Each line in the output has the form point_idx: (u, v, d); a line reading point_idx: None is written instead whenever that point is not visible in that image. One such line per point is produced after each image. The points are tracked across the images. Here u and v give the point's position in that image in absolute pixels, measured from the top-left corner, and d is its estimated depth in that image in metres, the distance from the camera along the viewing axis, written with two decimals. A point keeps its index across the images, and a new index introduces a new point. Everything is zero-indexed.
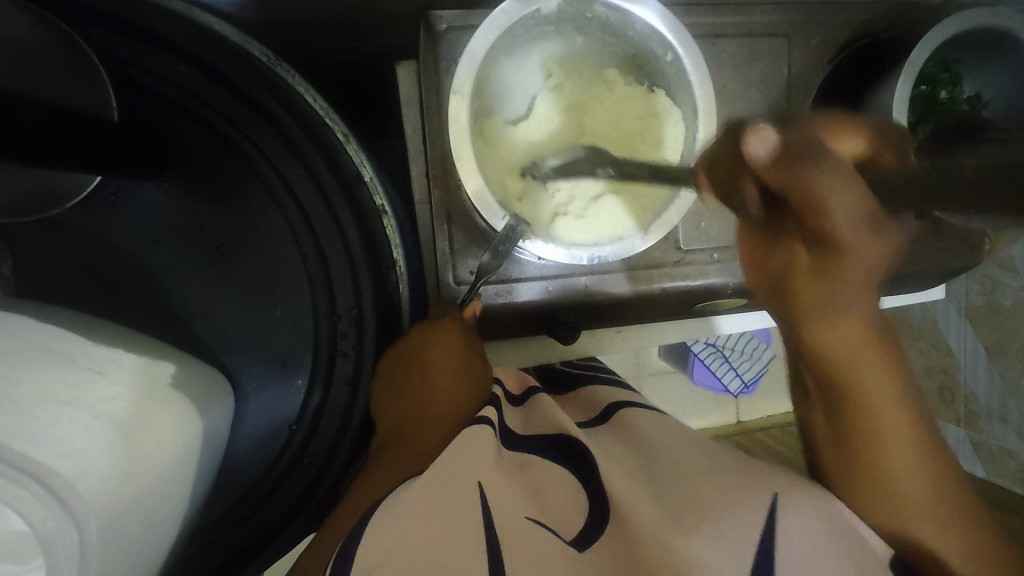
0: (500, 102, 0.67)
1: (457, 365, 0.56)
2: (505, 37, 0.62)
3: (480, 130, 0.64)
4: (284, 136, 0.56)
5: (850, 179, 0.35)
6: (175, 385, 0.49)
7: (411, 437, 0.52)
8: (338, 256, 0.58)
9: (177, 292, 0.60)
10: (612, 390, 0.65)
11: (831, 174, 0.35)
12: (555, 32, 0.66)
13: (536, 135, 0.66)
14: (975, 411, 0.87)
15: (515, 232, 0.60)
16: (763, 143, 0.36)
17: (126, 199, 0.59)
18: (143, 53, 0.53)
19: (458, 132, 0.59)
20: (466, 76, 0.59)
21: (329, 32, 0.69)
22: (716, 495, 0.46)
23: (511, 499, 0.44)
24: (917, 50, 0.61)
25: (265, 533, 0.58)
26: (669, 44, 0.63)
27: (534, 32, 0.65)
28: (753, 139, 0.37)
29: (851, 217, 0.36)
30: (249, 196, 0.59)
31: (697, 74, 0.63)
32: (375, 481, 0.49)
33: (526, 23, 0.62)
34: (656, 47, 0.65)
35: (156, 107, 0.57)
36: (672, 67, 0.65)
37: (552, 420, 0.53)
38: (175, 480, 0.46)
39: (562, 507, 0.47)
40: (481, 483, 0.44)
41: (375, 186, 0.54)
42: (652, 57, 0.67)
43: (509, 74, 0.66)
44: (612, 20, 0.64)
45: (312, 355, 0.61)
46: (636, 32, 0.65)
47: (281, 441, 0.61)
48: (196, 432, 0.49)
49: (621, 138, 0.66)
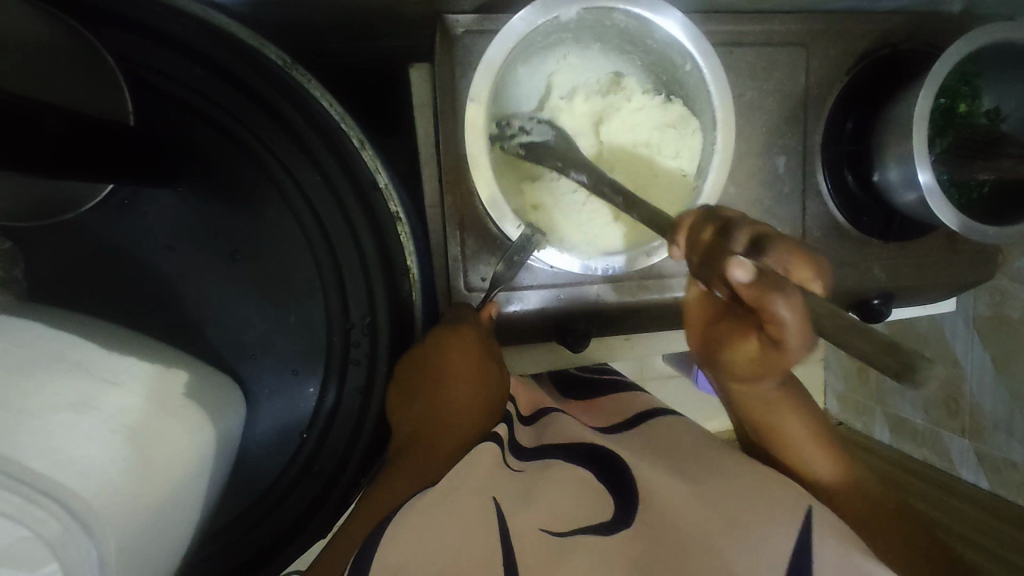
0: (513, 108, 0.66)
1: (467, 370, 0.55)
2: (521, 46, 0.61)
3: (496, 136, 0.64)
4: (299, 141, 0.55)
5: (795, 297, 0.40)
6: (187, 395, 0.48)
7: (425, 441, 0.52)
8: (352, 260, 0.57)
9: (187, 298, 0.59)
10: (637, 403, 0.65)
11: (790, 301, 0.40)
12: (573, 39, 0.65)
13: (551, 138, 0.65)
14: (984, 424, 0.85)
15: (529, 242, 0.60)
16: (742, 272, 0.42)
17: (139, 205, 0.58)
18: (161, 58, 0.53)
19: (475, 140, 0.59)
20: (482, 84, 0.58)
21: (342, 34, 0.68)
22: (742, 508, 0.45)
23: (534, 506, 0.44)
24: (938, 64, 0.61)
25: (275, 540, 0.57)
26: (689, 54, 0.62)
27: (514, 125, 0.63)
28: (730, 268, 0.42)
29: (796, 336, 0.42)
30: (262, 202, 0.58)
31: (715, 84, 0.62)
32: (391, 486, 0.49)
33: (543, 30, 0.61)
34: (675, 56, 0.64)
35: (171, 110, 0.56)
36: (691, 77, 0.65)
37: (570, 433, 0.54)
38: (187, 489, 0.46)
39: (586, 498, 0.46)
40: (494, 498, 0.45)
41: (389, 193, 0.54)
42: (672, 66, 0.66)
43: (525, 80, 0.66)
44: (630, 28, 0.64)
45: (323, 361, 0.60)
46: (655, 40, 0.64)
47: (291, 448, 0.60)
48: (208, 441, 0.49)
49: (633, 149, 0.65)
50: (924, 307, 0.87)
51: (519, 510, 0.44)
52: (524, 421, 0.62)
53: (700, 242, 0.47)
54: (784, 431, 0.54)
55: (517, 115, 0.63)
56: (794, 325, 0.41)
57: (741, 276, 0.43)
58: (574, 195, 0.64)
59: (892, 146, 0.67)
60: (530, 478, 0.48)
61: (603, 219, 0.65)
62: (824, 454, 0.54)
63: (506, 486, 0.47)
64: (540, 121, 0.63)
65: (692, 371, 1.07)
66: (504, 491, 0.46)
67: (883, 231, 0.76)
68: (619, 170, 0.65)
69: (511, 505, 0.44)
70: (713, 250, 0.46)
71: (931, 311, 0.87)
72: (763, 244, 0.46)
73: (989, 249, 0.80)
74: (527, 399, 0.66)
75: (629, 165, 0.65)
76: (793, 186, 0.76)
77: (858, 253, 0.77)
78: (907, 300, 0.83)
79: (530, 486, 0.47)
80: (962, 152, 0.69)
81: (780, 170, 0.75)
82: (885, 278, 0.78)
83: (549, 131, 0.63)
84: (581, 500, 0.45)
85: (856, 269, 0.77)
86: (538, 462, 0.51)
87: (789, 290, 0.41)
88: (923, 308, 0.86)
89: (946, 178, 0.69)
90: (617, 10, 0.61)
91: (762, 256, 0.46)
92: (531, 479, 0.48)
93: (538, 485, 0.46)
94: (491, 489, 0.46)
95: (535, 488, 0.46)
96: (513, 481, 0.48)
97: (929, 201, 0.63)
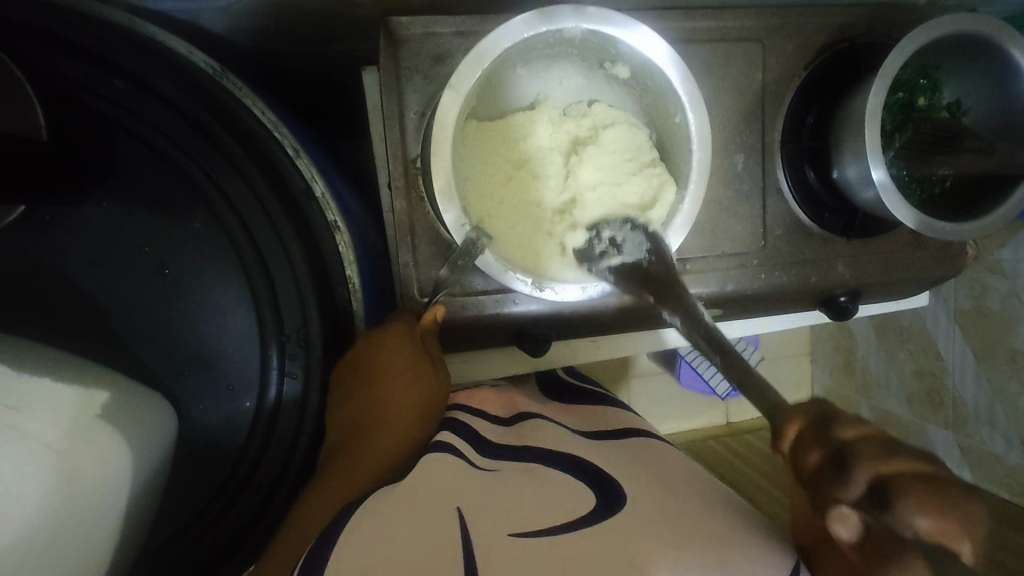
0: (502, 109, 0.63)
1: (405, 368, 0.55)
2: (524, 46, 0.58)
3: (471, 129, 0.60)
4: (228, 158, 0.55)
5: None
6: (108, 416, 0.48)
7: (366, 443, 0.53)
8: (284, 274, 0.57)
9: (117, 312, 0.57)
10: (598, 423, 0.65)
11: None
12: (578, 56, 0.62)
13: (524, 148, 0.61)
14: (965, 414, 0.91)
15: (475, 246, 0.56)
16: (847, 529, 0.35)
17: (61, 220, 0.55)
18: (79, 70, 0.51)
19: (448, 128, 0.54)
20: (468, 74, 0.55)
21: (286, 39, 0.67)
22: (690, 531, 0.45)
23: (498, 515, 0.44)
24: (890, 57, 0.59)
25: (209, 561, 0.56)
26: (680, 105, 0.59)
27: (603, 236, 0.58)
28: (831, 522, 0.35)
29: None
30: (194, 219, 0.57)
31: (698, 141, 0.58)
32: (328, 491, 0.50)
33: (547, 40, 0.58)
34: (670, 105, 0.61)
35: (93, 126, 0.54)
36: (680, 129, 0.61)
37: (529, 450, 0.55)
38: (101, 516, 0.45)
39: (551, 506, 0.46)
40: (459, 507, 0.45)
41: (326, 202, 0.55)
42: (666, 114, 0.62)
43: (521, 80, 0.63)
44: (635, 64, 0.60)
45: (260, 376, 0.59)
46: (654, 83, 0.61)
47: (228, 464, 0.59)
48: (128, 465, 0.48)
49: (616, 202, 0.59)
50: (898, 302, 0.87)
51: (485, 512, 0.44)
52: (505, 421, 0.62)
53: (804, 465, 0.37)
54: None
55: (609, 222, 0.59)
56: None
57: (846, 533, 0.35)
58: (533, 204, 0.60)
59: (848, 143, 0.66)
60: (483, 485, 0.48)
61: (561, 242, 0.59)
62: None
63: (469, 490, 0.47)
64: (633, 230, 0.58)
65: (674, 369, 1.06)
66: (467, 495, 0.46)
67: (846, 228, 0.75)
68: (590, 199, 0.59)
69: (477, 511, 0.44)
70: (815, 443, 0.37)
71: (903, 305, 0.88)
72: (885, 491, 0.34)
73: (956, 245, 0.79)
74: (507, 403, 0.67)
75: (605, 210, 0.59)
76: (753, 184, 0.74)
77: (824, 250, 0.76)
78: (878, 296, 0.82)
79: (495, 494, 0.47)
80: (921, 149, 0.68)
81: (739, 168, 0.74)
82: (850, 276, 0.77)
83: (642, 241, 0.57)
84: (549, 504, 0.46)
85: (818, 266, 0.76)
86: (514, 467, 0.52)
87: (903, 560, 0.33)
88: (896, 303, 0.86)
89: (906, 174, 0.68)
90: (623, 42, 0.58)
91: (883, 507, 0.33)
92: (496, 483, 0.49)
93: (507, 492, 0.47)
94: (454, 497, 0.46)
95: (508, 491, 0.47)
96: (474, 482, 0.48)
97: (889, 201, 0.62)
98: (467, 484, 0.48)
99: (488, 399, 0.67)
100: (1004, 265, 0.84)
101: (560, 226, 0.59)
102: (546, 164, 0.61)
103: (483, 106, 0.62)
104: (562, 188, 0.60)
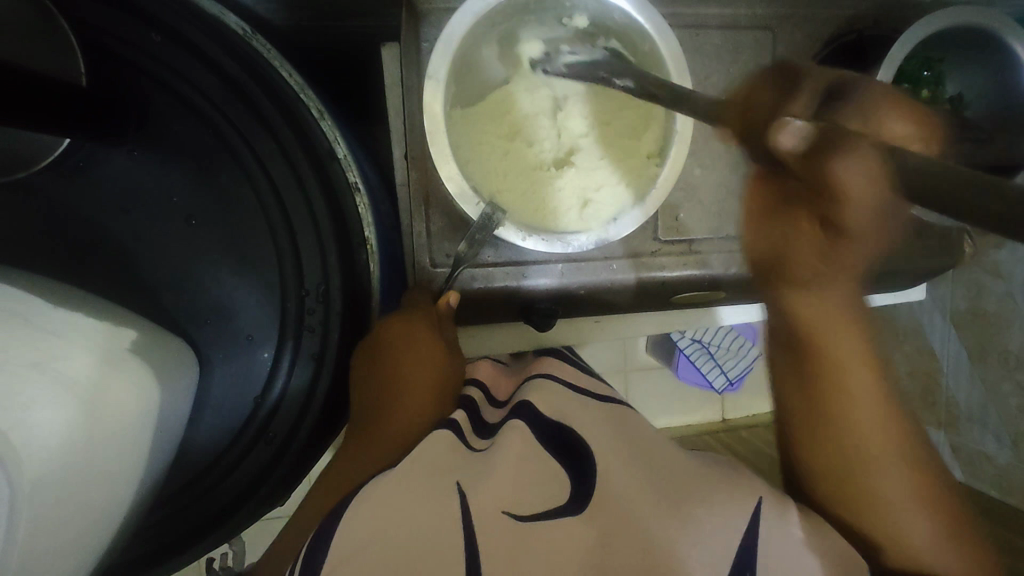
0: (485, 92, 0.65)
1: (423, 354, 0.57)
2: (483, 25, 0.59)
3: (487, 108, 0.63)
4: (255, 110, 0.56)
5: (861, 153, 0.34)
6: (138, 350, 0.51)
7: (387, 417, 0.55)
8: (306, 228, 0.59)
9: (144, 256, 0.60)
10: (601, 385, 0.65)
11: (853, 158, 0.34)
12: (534, 20, 0.62)
13: (516, 120, 0.63)
14: (957, 415, 0.93)
15: (491, 222, 0.57)
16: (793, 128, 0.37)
17: (94, 167, 0.59)
18: (116, 20, 0.53)
19: None
20: (441, 61, 0.56)
21: (309, 12, 0.69)
22: (690, 493, 0.47)
23: (492, 485, 0.45)
24: (896, 44, 0.61)
25: (219, 511, 0.58)
26: (646, 34, 0.59)
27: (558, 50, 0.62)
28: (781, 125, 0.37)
29: (863, 193, 0.34)
30: (221, 170, 0.60)
31: (672, 65, 0.58)
32: (352, 465, 0.53)
33: (506, 10, 0.59)
34: (635, 37, 0.61)
35: (123, 75, 0.56)
36: (648, 58, 0.61)
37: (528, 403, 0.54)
38: (135, 440, 0.48)
39: (538, 482, 0.47)
40: (457, 481, 0.46)
41: (347, 162, 0.55)
42: (634, 47, 0.62)
43: (482, 59, 0.62)
44: (591, 10, 0.61)
45: (278, 329, 0.61)
46: (613, 22, 0.61)
47: (245, 413, 0.61)
48: (157, 399, 0.51)
49: (611, 139, 0.64)
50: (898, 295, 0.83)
51: (481, 482, 0.46)
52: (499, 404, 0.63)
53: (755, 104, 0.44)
54: (850, 432, 0.51)
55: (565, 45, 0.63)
56: (853, 182, 0.34)
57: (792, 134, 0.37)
58: (539, 170, 0.63)
59: None
60: (476, 461, 0.49)
61: (574, 205, 0.62)
62: (915, 481, 0.50)
63: (463, 465, 0.48)
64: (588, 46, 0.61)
65: (672, 362, 1.07)
66: (464, 471, 0.47)
67: None
68: (586, 146, 0.64)
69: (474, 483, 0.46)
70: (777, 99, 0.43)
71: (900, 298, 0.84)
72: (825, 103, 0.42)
73: None
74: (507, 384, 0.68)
75: (602, 152, 0.64)
76: None
77: None
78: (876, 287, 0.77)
79: (486, 464, 0.48)
80: None
81: None
82: None
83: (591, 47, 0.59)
84: (539, 475, 0.47)
85: None
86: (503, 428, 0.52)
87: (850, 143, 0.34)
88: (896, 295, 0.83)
89: None
90: None
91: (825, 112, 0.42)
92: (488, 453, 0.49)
93: (497, 453, 0.48)
94: (450, 471, 0.47)
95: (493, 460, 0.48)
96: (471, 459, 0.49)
97: None
98: (463, 459, 0.49)
99: (494, 377, 0.68)
100: (1001, 266, 0.85)
101: (569, 193, 0.62)
102: (538, 129, 0.63)
103: (466, 91, 0.63)
104: (569, 151, 0.64)
